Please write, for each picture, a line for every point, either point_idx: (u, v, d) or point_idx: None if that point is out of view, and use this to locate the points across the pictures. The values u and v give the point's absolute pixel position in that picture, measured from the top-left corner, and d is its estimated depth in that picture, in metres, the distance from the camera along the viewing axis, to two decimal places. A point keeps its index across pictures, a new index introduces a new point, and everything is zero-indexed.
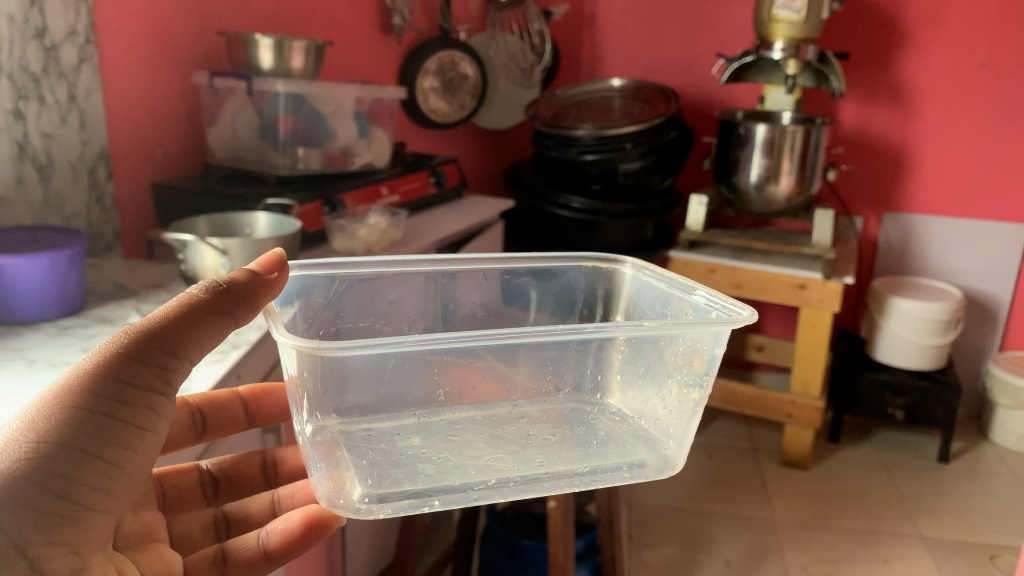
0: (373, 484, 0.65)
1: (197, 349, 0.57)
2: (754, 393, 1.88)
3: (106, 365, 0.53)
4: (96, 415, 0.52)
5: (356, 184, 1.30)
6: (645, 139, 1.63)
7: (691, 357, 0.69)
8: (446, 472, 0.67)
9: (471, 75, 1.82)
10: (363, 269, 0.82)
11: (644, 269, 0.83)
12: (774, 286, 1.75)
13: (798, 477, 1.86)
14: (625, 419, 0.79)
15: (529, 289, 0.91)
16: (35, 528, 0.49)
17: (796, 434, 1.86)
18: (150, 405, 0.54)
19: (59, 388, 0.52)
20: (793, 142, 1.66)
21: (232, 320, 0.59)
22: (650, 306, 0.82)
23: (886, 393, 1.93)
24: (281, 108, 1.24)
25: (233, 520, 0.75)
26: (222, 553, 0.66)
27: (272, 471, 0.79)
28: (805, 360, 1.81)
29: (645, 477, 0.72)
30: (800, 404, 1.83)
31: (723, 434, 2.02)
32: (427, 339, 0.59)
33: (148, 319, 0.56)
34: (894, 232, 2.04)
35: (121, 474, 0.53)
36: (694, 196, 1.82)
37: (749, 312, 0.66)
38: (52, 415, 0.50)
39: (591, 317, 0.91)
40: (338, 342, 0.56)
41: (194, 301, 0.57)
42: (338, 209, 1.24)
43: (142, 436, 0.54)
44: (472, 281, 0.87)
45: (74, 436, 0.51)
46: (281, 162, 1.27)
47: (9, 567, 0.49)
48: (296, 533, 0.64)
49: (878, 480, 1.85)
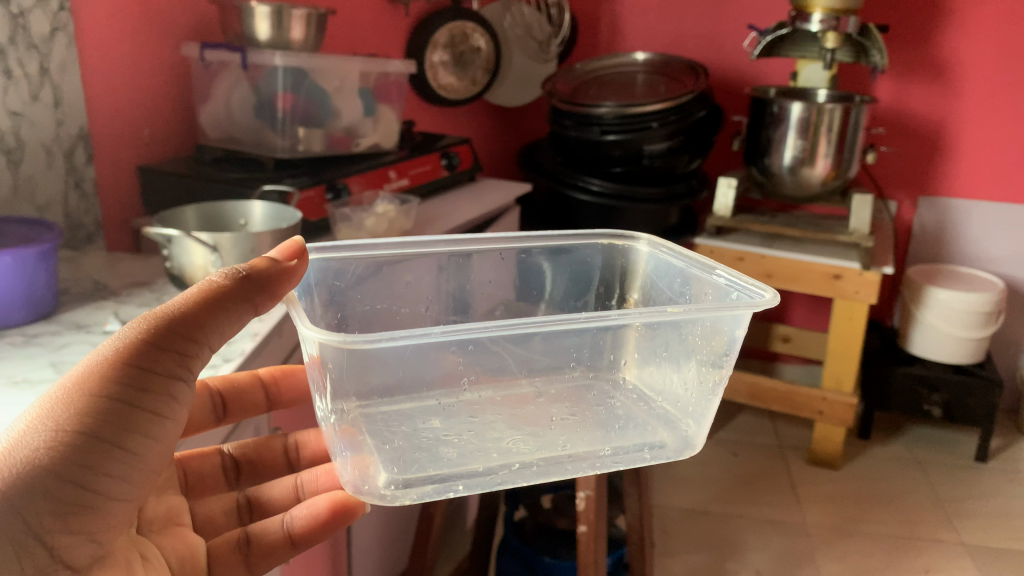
0: (398, 471, 0.62)
1: (216, 335, 0.57)
2: (781, 390, 1.76)
3: (127, 352, 0.53)
4: (117, 402, 0.52)
5: (361, 167, 1.19)
6: (673, 118, 1.51)
7: (711, 338, 0.65)
8: (467, 457, 0.65)
9: (484, 48, 1.70)
10: (381, 251, 0.73)
11: (660, 245, 0.76)
12: (806, 275, 1.65)
13: (827, 476, 1.76)
14: (644, 397, 0.76)
15: (543, 268, 0.81)
16: (56, 518, 0.50)
17: (828, 432, 1.76)
18: (170, 392, 0.55)
19: (81, 375, 0.52)
20: (830, 121, 1.54)
21: (253, 307, 0.58)
22: (666, 285, 0.76)
23: (921, 388, 1.83)
24: (281, 84, 1.13)
25: (255, 502, 0.76)
26: (247, 535, 0.69)
27: (294, 454, 0.80)
28: (837, 354, 1.70)
29: (666, 456, 0.69)
30: (831, 401, 1.72)
31: (748, 429, 1.92)
32: (451, 329, 0.55)
33: (169, 305, 0.56)
34: (930, 217, 1.92)
35: (140, 460, 0.54)
36: (722, 178, 1.69)
37: (772, 295, 0.60)
38: (75, 402, 0.51)
39: (609, 298, 0.83)
40: (364, 335, 0.53)
41: (215, 288, 0.57)
42: (343, 195, 1.14)
43: (161, 422, 0.55)
44: (488, 261, 0.79)
45: (96, 425, 0.51)
46: (280, 144, 1.15)
47: (31, 555, 0.50)
48: (321, 517, 0.66)
49: (913, 480, 1.75)
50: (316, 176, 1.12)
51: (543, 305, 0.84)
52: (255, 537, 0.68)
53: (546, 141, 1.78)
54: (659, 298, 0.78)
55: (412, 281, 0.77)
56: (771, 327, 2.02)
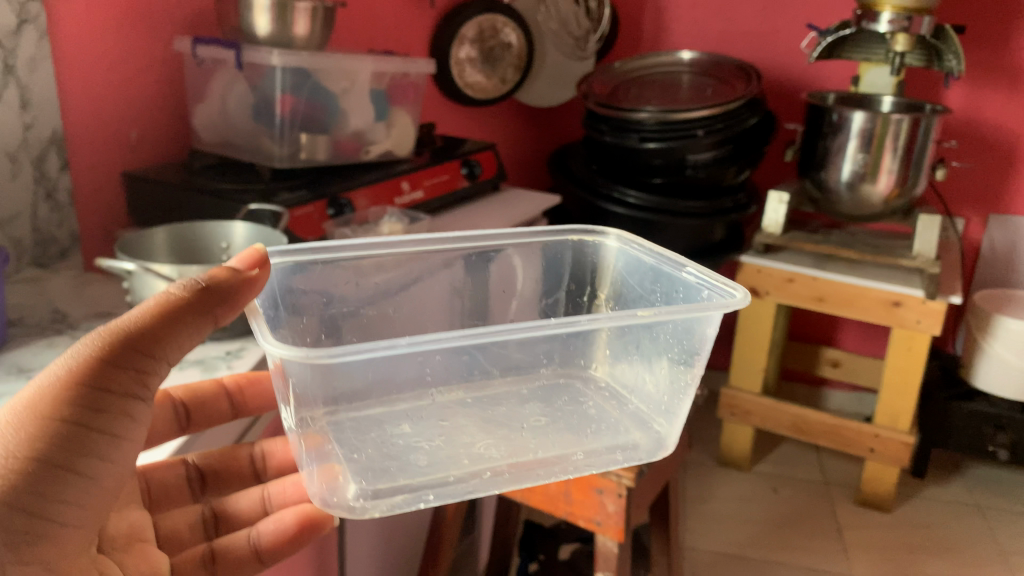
0: (368, 482, 0.61)
1: (175, 350, 0.53)
2: (828, 424, 1.62)
3: (79, 372, 0.49)
4: (69, 425, 0.48)
5: (369, 179, 1.08)
6: (720, 125, 1.37)
7: (684, 338, 0.65)
8: (438, 463, 0.63)
9: (516, 43, 1.56)
10: (351, 252, 0.72)
11: (631, 242, 0.77)
12: (861, 300, 1.50)
13: (876, 520, 1.61)
14: (616, 396, 0.75)
15: (515, 265, 0.82)
16: (7, 547, 0.47)
17: (878, 471, 1.61)
18: (126, 411, 0.51)
19: (32, 397, 0.48)
20: (896, 132, 1.38)
21: (213, 318, 0.54)
22: (637, 282, 0.77)
23: (984, 426, 1.67)
24: (281, 85, 1.00)
25: (219, 515, 0.72)
26: (212, 554, 0.67)
27: (260, 463, 0.75)
28: (893, 388, 1.55)
29: (639, 458, 0.68)
30: (883, 438, 1.57)
31: (790, 461, 1.78)
32: (419, 340, 0.53)
33: (124, 319, 0.51)
34: (1001, 236, 1.75)
35: (98, 483, 0.51)
36: (774, 192, 1.54)
37: (743, 294, 0.61)
38: (24, 427, 0.47)
39: (580, 294, 0.84)
40: (331, 350, 0.51)
41: (173, 299, 0.52)
42: (347, 211, 1.01)
43: (120, 443, 0.51)
44: (458, 263, 0.79)
45: (46, 449, 0.48)
46: (279, 151, 1.03)
47: None
48: (289, 532, 0.66)
49: (972, 530, 1.59)
50: (313, 184, 1.02)
51: (515, 304, 0.83)
52: (220, 556, 0.67)
53: (580, 146, 1.66)
54: (630, 295, 0.79)
55: (390, 296, 0.78)
56: (820, 350, 1.88)
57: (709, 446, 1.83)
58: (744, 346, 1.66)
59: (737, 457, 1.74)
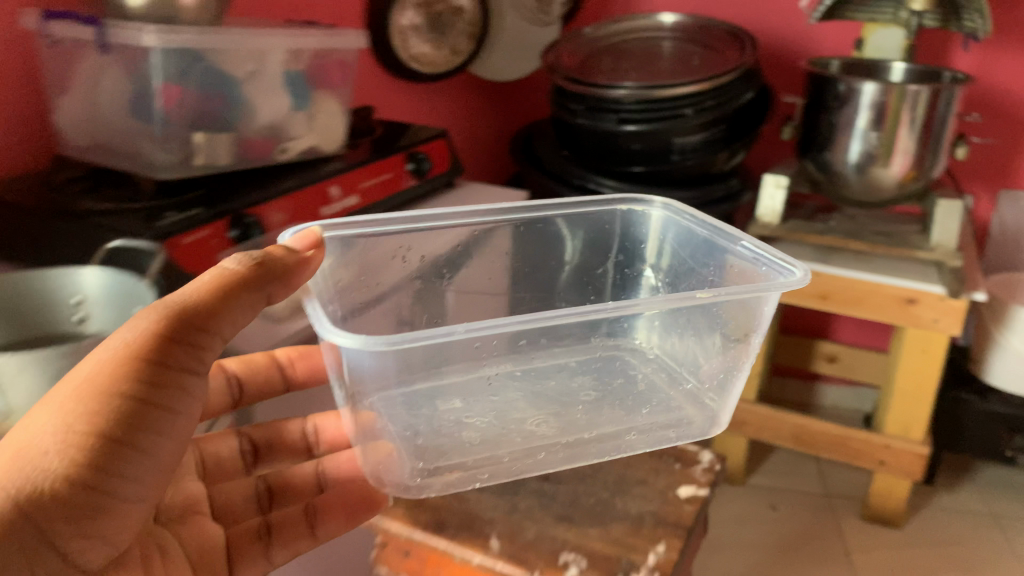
0: (426, 461, 0.69)
1: (227, 325, 0.59)
2: (834, 434, 1.44)
3: (141, 345, 0.55)
4: (133, 399, 0.54)
5: (284, 187, 0.85)
6: (711, 103, 1.16)
7: (733, 318, 0.69)
8: (488, 440, 0.71)
9: (468, 8, 1.33)
10: (404, 227, 0.79)
11: (682, 212, 0.83)
12: (874, 299, 1.32)
13: (887, 539, 1.45)
14: (668, 369, 0.83)
15: (562, 235, 0.89)
16: (67, 521, 0.52)
17: (889, 485, 1.45)
18: (181, 385, 0.57)
19: (93, 373, 0.53)
20: (914, 107, 1.18)
21: (263, 296, 0.61)
22: (691, 254, 0.83)
23: (1000, 427, 1.52)
24: (160, 71, 0.76)
25: (276, 489, 0.79)
26: (268, 527, 0.75)
27: (313, 438, 0.81)
28: (905, 393, 1.38)
29: (691, 434, 0.75)
30: (896, 449, 1.40)
31: (787, 472, 1.62)
32: (477, 327, 0.56)
33: (179, 297, 0.57)
34: (1011, 214, 1.59)
35: (151, 458, 0.56)
36: (769, 176, 1.34)
37: (801, 276, 0.64)
38: (86, 402, 0.52)
39: (628, 266, 0.92)
40: (391, 339, 0.54)
41: (228, 277, 0.59)
42: (256, 232, 0.80)
43: (173, 418, 0.57)
44: (508, 233, 0.87)
45: (111, 423, 0.53)
46: (162, 158, 0.79)
47: (37, 554, 0.51)
48: (349, 504, 0.74)
49: (991, 544, 1.44)
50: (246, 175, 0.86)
51: (566, 268, 0.92)
52: (277, 529, 0.74)
53: (548, 126, 1.44)
54: (681, 265, 0.85)
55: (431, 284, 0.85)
56: (814, 345, 1.71)
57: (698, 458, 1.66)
58: None
59: (731, 470, 1.57)
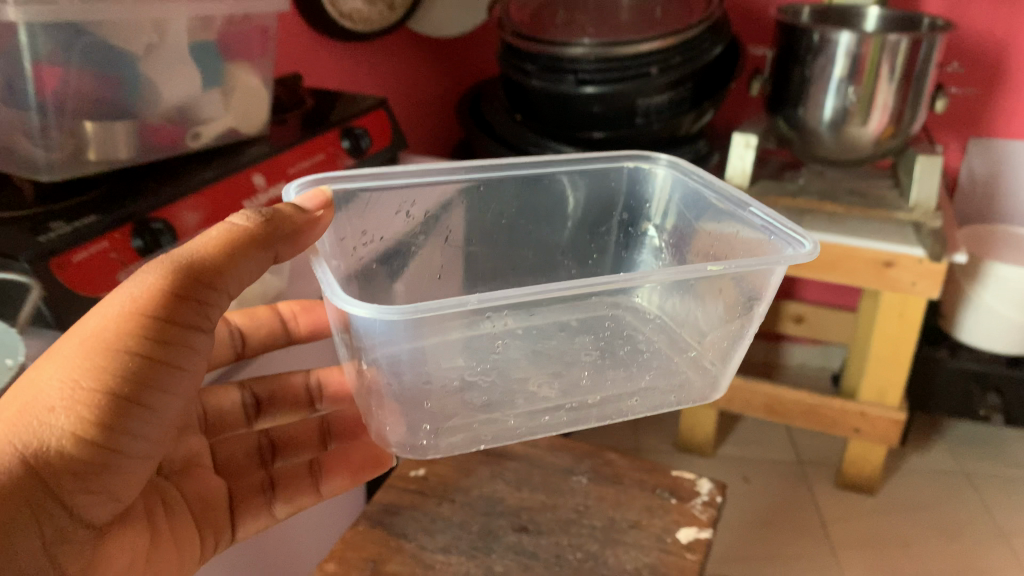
0: (429, 424, 0.60)
1: (236, 282, 0.56)
2: (807, 404, 1.38)
3: (148, 300, 0.52)
4: (139, 357, 0.52)
5: (200, 179, 0.73)
6: (678, 59, 1.05)
7: (741, 284, 0.60)
8: (495, 401, 0.62)
9: None
10: (400, 181, 0.72)
11: (689, 172, 0.76)
12: (849, 264, 1.24)
13: (862, 506, 1.41)
14: (669, 330, 0.71)
15: (566, 192, 0.82)
16: (75, 476, 0.51)
17: (864, 452, 1.40)
18: (189, 343, 0.54)
19: (101, 328, 0.51)
20: (894, 59, 1.09)
21: (274, 254, 0.57)
22: (695, 217, 0.76)
23: (972, 384, 1.48)
24: (29, 49, 0.63)
25: (278, 443, 0.78)
26: (271, 480, 0.74)
27: (315, 391, 0.77)
28: (881, 359, 1.32)
29: (691, 399, 0.66)
30: (871, 417, 1.35)
31: (758, 440, 1.56)
32: (490, 297, 0.50)
33: (189, 250, 0.54)
34: (980, 163, 1.52)
35: (160, 416, 0.54)
36: (738, 136, 1.25)
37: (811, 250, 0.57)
38: (94, 358, 0.51)
39: (633, 226, 0.85)
40: (403, 308, 0.49)
41: (239, 231, 0.55)
42: (167, 238, 0.67)
43: (183, 376, 0.54)
44: (511, 188, 0.81)
45: (116, 381, 0.51)
46: (42, 155, 0.67)
47: (47, 506, 0.51)
48: (354, 463, 0.77)
49: (967, 505, 1.41)
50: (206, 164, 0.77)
51: (570, 225, 0.85)
52: (282, 483, 0.74)
53: (498, 86, 1.32)
54: (683, 225, 0.78)
55: (434, 254, 0.78)
56: (780, 306, 1.64)
57: (664, 431, 1.59)
58: None
59: (700, 444, 1.51)
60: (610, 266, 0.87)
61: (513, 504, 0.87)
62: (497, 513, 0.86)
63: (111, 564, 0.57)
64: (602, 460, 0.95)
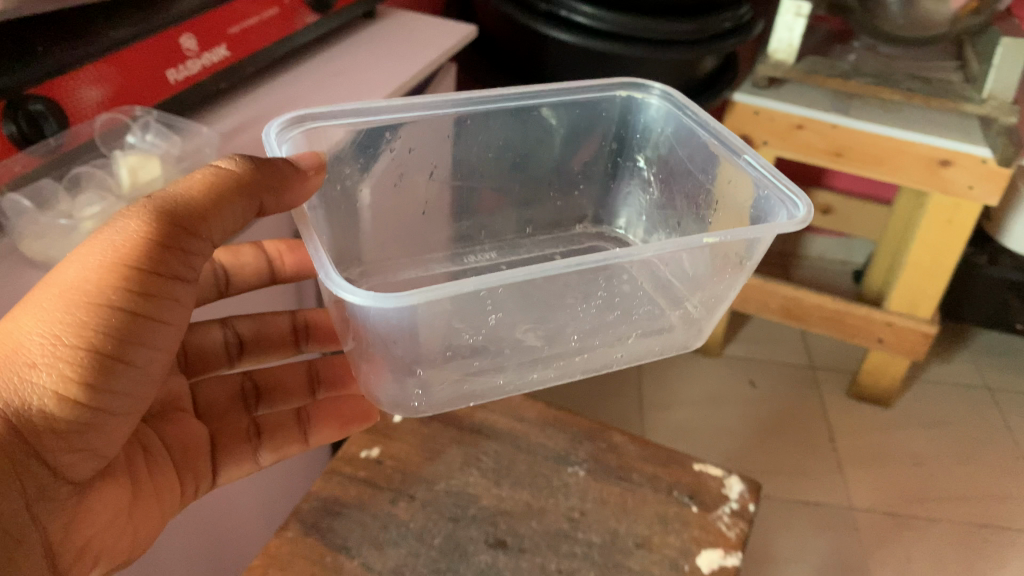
0: (421, 383, 0.49)
1: (217, 233, 0.45)
2: (828, 309, 1.25)
3: (132, 247, 0.41)
4: (126, 310, 0.41)
5: (120, 33, 0.53)
6: None
7: (736, 250, 0.50)
8: (483, 357, 0.51)
9: None
10: (383, 119, 0.60)
11: (682, 107, 0.66)
12: (897, 159, 1.05)
13: (875, 418, 1.32)
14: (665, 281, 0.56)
15: (550, 126, 0.71)
16: (57, 438, 0.41)
17: (883, 363, 1.29)
18: (178, 295, 0.43)
19: (79, 277, 0.40)
20: None
21: (258, 206, 0.46)
22: (689, 156, 0.67)
23: (1011, 295, 1.34)
24: None
25: (265, 384, 0.63)
26: (256, 426, 0.59)
27: (303, 334, 0.64)
28: (918, 267, 1.17)
29: (673, 346, 0.57)
30: (898, 328, 1.22)
31: (768, 339, 1.45)
32: (490, 278, 0.41)
33: (170, 194, 0.43)
34: None
35: (149, 373, 0.44)
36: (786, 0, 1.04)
37: (806, 215, 0.49)
38: (74, 312, 0.40)
39: (620, 157, 0.75)
40: (399, 296, 0.39)
41: (225, 176, 0.44)
42: (48, 124, 0.49)
43: (172, 330, 0.44)
44: (496, 122, 0.67)
45: (102, 336, 0.41)
46: None
47: (23, 471, 0.41)
48: (342, 414, 0.61)
49: (987, 423, 1.32)
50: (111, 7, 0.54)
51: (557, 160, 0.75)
52: (268, 431, 0.59)
53: None
54: (676, 164, 0.69)
55: (418, 187, 0.68)
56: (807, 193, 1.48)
57: None
58: None
59: (706, 341, 1.39)
60: (594, 195, 0.78)
61: (487, 507, 0.61)
62: (467, 521, 0.60)
63: (90, 530, 0.45)
64: (605, 444, 0.67)
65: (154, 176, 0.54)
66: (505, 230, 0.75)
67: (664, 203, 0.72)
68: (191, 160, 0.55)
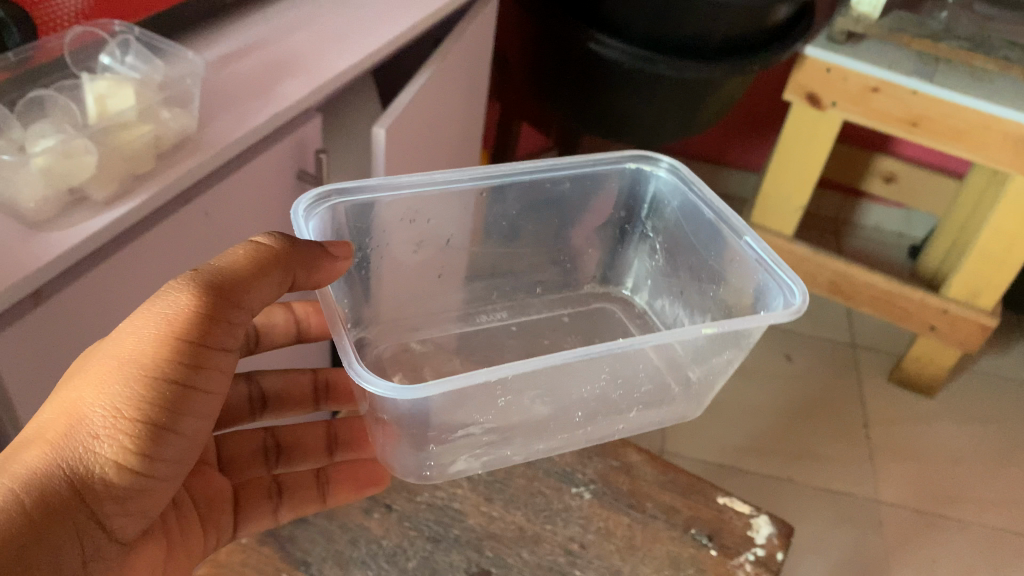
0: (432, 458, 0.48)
1: (261, 304, 0.40)
2: (880, 290, 1.16)
3: (184, 319, 0.36)
4: (179, 382, 0.36)
5: None
6: None
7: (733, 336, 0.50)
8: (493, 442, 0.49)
9: None
10: (405, 186, 0.57)
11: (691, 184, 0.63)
12: (979, 135, 0.95)
13: (916, 407, 1.24)
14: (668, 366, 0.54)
15: (563, 193, 0.67)
16: (116, 507, 0.36)
17: (932, 352, 1.20)
18: (225, 365, 0.39)
19: (133, 348, 0.36)
20: None
21: (294, 279, 0.41)
22: (697, 233, 0.64)
23: None
24: None
25: (287, 441, 0.54)
26: (275, 483, 0.52)
27: (325, 393, 0.57)
28: (986, 256, 1.07)
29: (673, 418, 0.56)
30: (953, 317, 1.13)
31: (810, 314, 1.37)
32: (511, 367, 0.41)
33: (209, 264, 0.38)
34: None
35: (198, 441, 0.39)
36: None
37: (804, 303, 0.49)
38: (132, 387, 0.36)
39: (629, 225, 0.71)
40: (422, 387, 0.39)
41: (265, 249, 0.40)
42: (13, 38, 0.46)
43: (219, 399, 0.39)
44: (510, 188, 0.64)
45: (160, 407, 0.36)
46: None
47: (86, 545, 0.36)
48: (360, 475, 0.53)
49: None
50: None
51: (569, 230, 0.70)
52: (287, 488, 0.52)
53: None
54: (684, 243, 0.66)
55: (426, 256, 0.65)
56: (870, 159, 1.37)
57: None
58: (783, 177, 1.13)
59: None
60: (602, 256, 0.73)
61: (474, 528, 0.55)
62: (448, 543, 0.53)
63: None
64: (618, 464, 0.60)
65: (126, 108, 0.45)
66: (516, 286, 0.72)
67: (669, 272, 0.69)
68: (175, 96, 0.47)
